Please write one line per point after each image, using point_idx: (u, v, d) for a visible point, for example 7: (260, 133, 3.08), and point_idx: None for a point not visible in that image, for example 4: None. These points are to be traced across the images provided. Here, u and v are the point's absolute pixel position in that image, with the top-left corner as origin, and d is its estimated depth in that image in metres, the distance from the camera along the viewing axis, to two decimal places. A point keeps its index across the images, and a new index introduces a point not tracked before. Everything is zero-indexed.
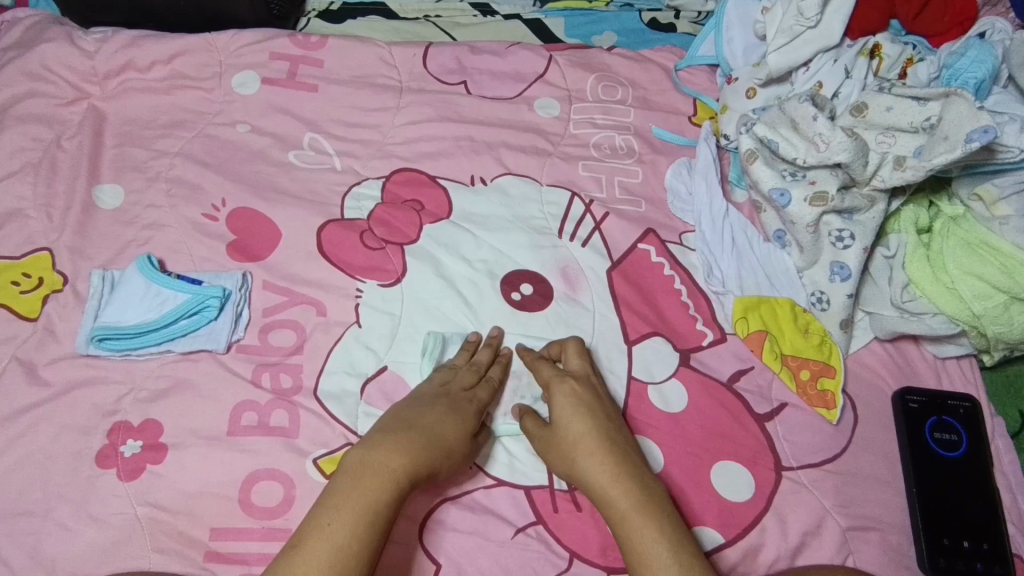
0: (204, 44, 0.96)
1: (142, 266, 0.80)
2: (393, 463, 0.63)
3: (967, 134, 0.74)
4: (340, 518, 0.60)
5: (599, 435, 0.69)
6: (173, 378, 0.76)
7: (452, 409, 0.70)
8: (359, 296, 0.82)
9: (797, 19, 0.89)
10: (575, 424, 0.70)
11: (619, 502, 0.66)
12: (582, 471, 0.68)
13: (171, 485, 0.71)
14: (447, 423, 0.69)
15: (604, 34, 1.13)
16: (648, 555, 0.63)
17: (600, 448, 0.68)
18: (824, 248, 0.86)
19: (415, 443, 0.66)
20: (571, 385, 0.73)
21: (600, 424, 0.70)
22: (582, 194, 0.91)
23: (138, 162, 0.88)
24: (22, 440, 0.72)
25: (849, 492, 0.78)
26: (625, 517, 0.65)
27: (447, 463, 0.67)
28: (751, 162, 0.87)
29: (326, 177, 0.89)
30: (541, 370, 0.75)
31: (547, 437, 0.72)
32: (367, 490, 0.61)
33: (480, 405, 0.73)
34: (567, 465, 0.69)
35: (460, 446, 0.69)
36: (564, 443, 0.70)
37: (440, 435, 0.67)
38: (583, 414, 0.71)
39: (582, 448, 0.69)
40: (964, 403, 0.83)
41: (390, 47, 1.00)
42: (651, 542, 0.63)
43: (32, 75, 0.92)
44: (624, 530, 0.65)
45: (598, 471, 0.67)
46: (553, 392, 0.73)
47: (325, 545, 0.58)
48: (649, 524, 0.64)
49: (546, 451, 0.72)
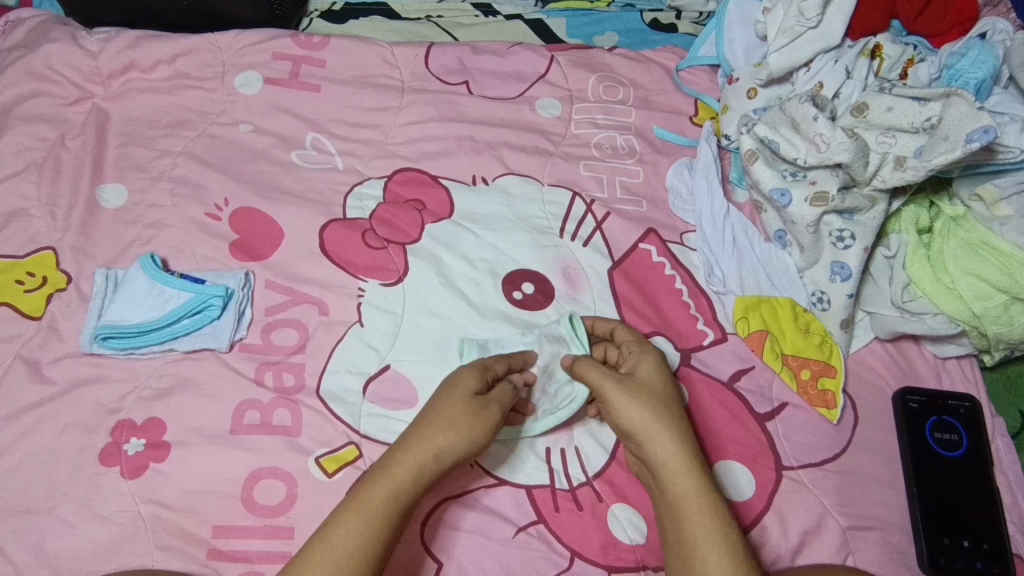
0: (207, 44, 0.97)
1: (145, 265, 0.80)
2: (405, 466, 0.64)
3: (967, 135, 0.74)
4: (342, 521, 0.61)
5: (676, 406, 0.71)
6: (175, 376, 0.76)
7: (449, 383, 0.69)
8: (361, 296, 0.83)
9: (797, 20, 0.89)
10: (664, 389, 0.71)
11: (693, 470, 0.66)
12: (665, 429, 0.68)
13: (173, 482, 0.71)
14: (467, 400, 0.68)
15: (606, 34, 1.13)
16: (715, 526, 0.63)
17: (680, 418, 0.70)
18: (825, 248, 0.86)
19: (413, 438, 0.65)
20: (658, 354, 0.75)
21: (678, 398, 0.72)
22: (583, 194, 0.91)
23: (141, 161, 0.89)
24: (27, 438, 0.72)
25: (849, 492, 0.78)
26: (695, 491, 0.65)
27: (450, 436, 0.65)
28: (752, 162, 0.87)
29: (328, 176, 0.90)
30: (630, 338, 0.77)
31: (631, 385, 0.70)
32: (377, 491, 0.62)
33: (480, 366, 0.71)
34: (649, 415, 0.68)
35: (459, 417, 0.66)
36: (652, 396, 0.70)
37: (459, 426, 0.66)
38: (668, 382, 0.72)
39: (668, 410, 0.69)
40: (964, 403, 0.83)
41: (391, 48, 1.00)
42: (718, 516, 0.64)
43: (36, 75, 0.93)
44: (692, 498, 0.65)
45: (680, 436, 0.68)
46: (645, 353, 0.74)
47: (324, 549, 0.59)
48: (715, 500, 0.65)
49: (625, 395, 0.69)
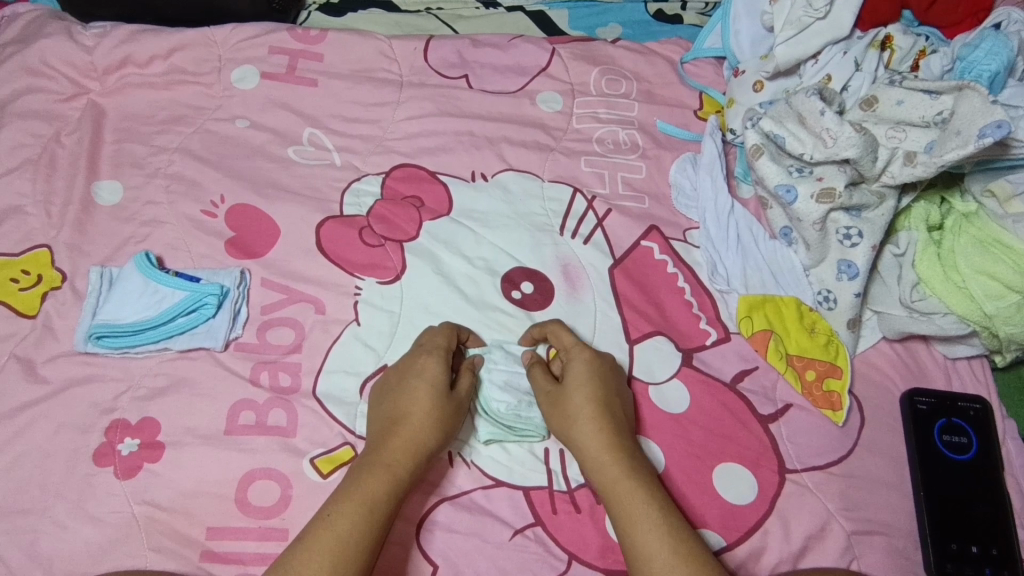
0: (203, 38, 0.95)
1: (139, 262, 0.79)
2: (390, 459, 0.66)
3: (979, 129, 0.72)
4: (338, 506, 0.62)
5: (597, 404, 0.70)
6: (170, 376, 0.76)
7: (417, 375, 0.71)
8: (358, 294, 0.81)
9: (805, 10, 0.88)
10: (587, 388, 0.71)
11: (613, 467, 0.67)
12: (584, 434, 0.69)
13: (167, 483, 0.70)
14: (422, 396, 0.70)
15: (609, 26, 1.11)
16: (638, 514, 0.64)
17: (603, 416, 0.70)
18: (832, 246, 0.84)
19: (398, 433, 0.68)
20: (591, 354, 0.74)
21: (609, 396, 0.72)
22: (584, 189, 0.90)
23: (137, 157, 0.88)
24: (20, 438, 0.72)
25: (855, 496, 0.76)
26: (614, 483, 0.66)
27: (441, 433, 0.69)
28: (757, 157, 0.84)
29: (325, 172, 0.89)
30: (561, 337, 0.76)
31: (556, 392, 0.73)
32: (369, 484, 0.64)
33: (441, 352, 0.73)
34: (566, 423, 0.70)
35: (446, 411, 0.70)
36: (567, 400, 0.71)
37: (428, 414, 0.69)
38: (596, 381, 0.72)
39: (588, 409, 0.70)
40: (974, 405, 0.81)
41: (390, 41, 0.99)
42: (641, 505, 0.64)
43: (30, 70, 0.92)
44: (616, 493, 0.66)
45: (599, 434, 0.69)
46: (571, 355, 0.74)
47: (327, 535, 0.60)
48: (640, 488, 0.65)
49: (550, 407, 0.72)
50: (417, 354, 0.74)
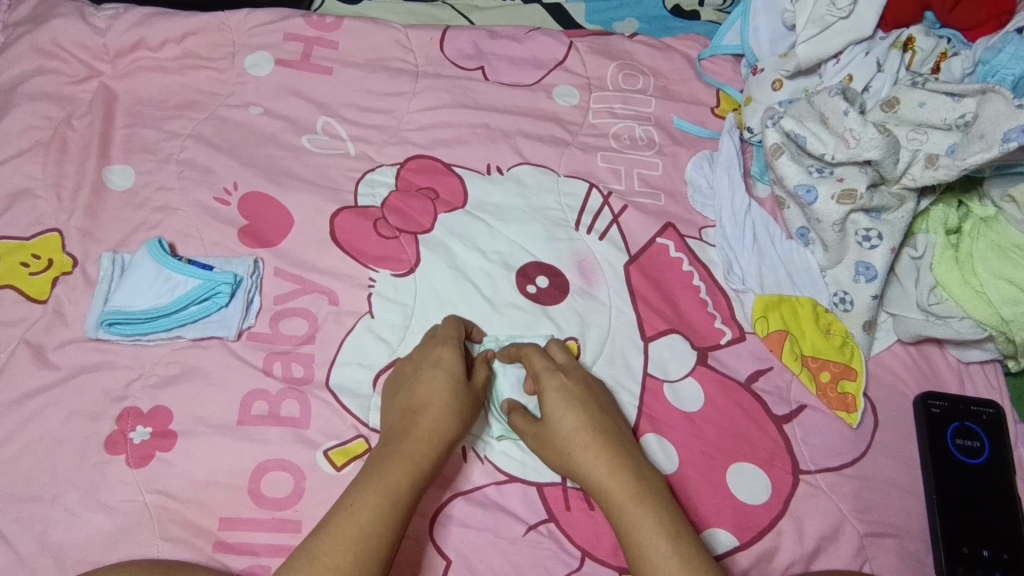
0: (217, 23, 0.94)
1: (152, 249, 0.78)
2: (411, 448, 0.66)
3: (1005, 133, 0.72)
4: (360, 495, 0.62)
5: (587, 431, 0.68)
6: (182, 365, 0.75)
7: (433, 363, 0.71)
8: (372, 286, 0.81)
9: (828, 9, 0.88)
10: (569, 419, 0.69)
11: (616, 494, 0.65)
12: (583, 463, 0.67)
13: (180, 473, 0.70)
14: (439, 384, 0.70)
15: (625, 21, 1.10)
16: (651, 546, 0.62)
17: (597, 443, 0.67)
18: (850, 247, 0.84)
19: (419, 423, 0.67)
20: (561, 379, 0.71)
21: (595, 420, 0.69)
22: (600, 185, 0.89)
23: (149, 143, 0.87)
24: (31, 424, 0.71)
25: (867, 498, 0.76)
26: (620, 512, 0.64)
27: (458, 425, 0.69)
28: (776, 156, 0.84)
29: (339, 163, 0.88)
30: (530, 362, 0.73)
31: (541, 429, 0.70)
32: (390, 473, 0.64)
33: (455, 341, 0.73)
34: (563, 459, 0.68)
35: (464, 403, 0.70)
36: (555, 434, 0.69)
37: (445, 403, 0.69)
38: (579, 408, 0.69)
39: (583, 436, 0.68)
40: (987, 410, 0.81)
41: (406, 30, 0.98)
42: (651, 533, 0.62)
43: (41, 51, 0.90)
44: (624, 521, 0.64)
45: (598, 464, 0.66)
46: (543, 384, 0.71)
47: (349, 525, 0.60)
48: (646, 514, 0.63)
49: (541, 447, 0.70)
50: (431, 343, 0.73)
